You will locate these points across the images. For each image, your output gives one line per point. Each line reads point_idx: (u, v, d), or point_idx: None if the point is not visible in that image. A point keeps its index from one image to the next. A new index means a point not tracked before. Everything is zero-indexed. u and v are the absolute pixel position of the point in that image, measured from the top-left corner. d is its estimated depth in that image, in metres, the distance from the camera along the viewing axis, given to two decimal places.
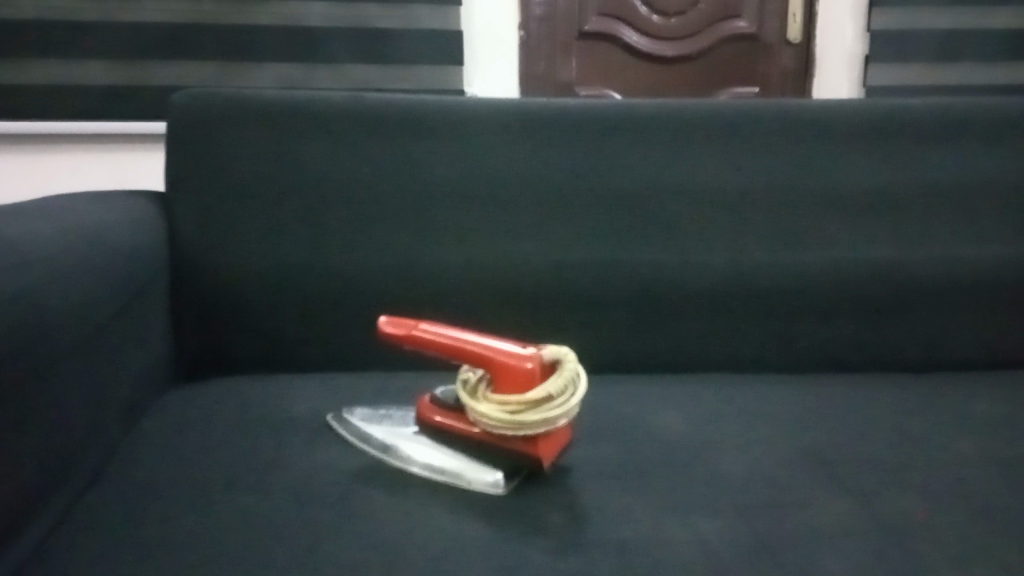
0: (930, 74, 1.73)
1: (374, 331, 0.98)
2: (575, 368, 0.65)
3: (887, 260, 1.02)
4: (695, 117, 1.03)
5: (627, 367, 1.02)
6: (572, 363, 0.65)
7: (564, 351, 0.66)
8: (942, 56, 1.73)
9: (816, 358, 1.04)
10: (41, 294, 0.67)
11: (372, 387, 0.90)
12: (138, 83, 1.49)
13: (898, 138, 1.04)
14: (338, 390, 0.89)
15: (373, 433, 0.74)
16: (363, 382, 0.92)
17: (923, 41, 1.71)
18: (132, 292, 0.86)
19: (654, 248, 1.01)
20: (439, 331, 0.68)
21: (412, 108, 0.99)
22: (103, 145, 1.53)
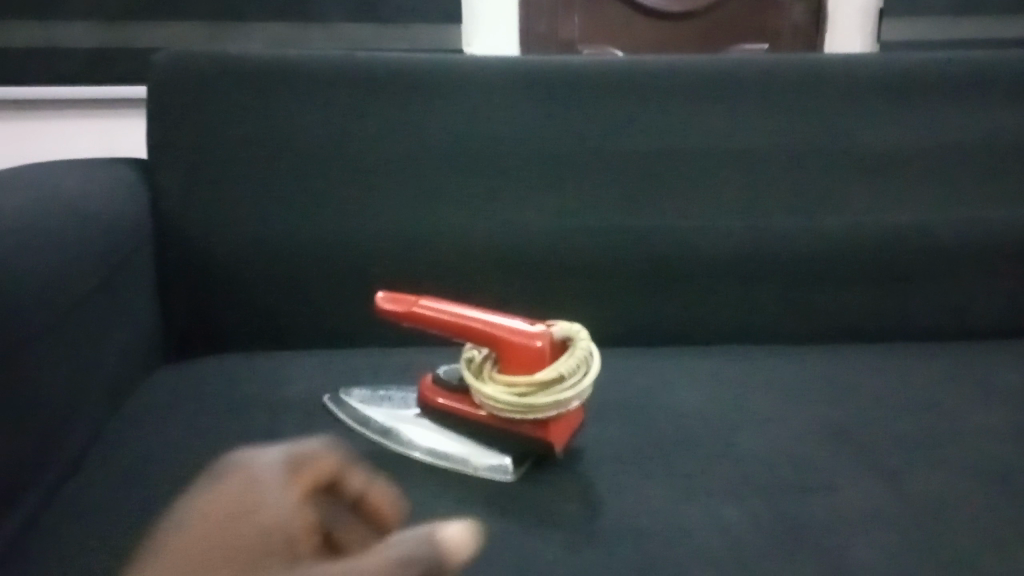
0: (944, 29, 1.66)
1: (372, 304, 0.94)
2: (588, 347, 0.60)
3: (910, 224, 0.97)
4: (707, 74, 0.97)
5: (637, 340, 0.98)
6: (585, 341, 0.61)
7: (576, 329, 0.62)
8: (957, 10, 1.65)
9: (835, 328, 0.99)
10: (14, 270, 0.63)
11: (372, 365, 0.86)
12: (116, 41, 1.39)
13: (921, 94, 0.98)
14: (336, 368, 0.85)
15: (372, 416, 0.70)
16: (361, 359, 0.88)
17: None
18: (115, 264, 0.81)
19: (666, 214, 0.96)
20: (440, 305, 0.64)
21: (407, 67, 0.94)
22: (92, 110, 1.45)
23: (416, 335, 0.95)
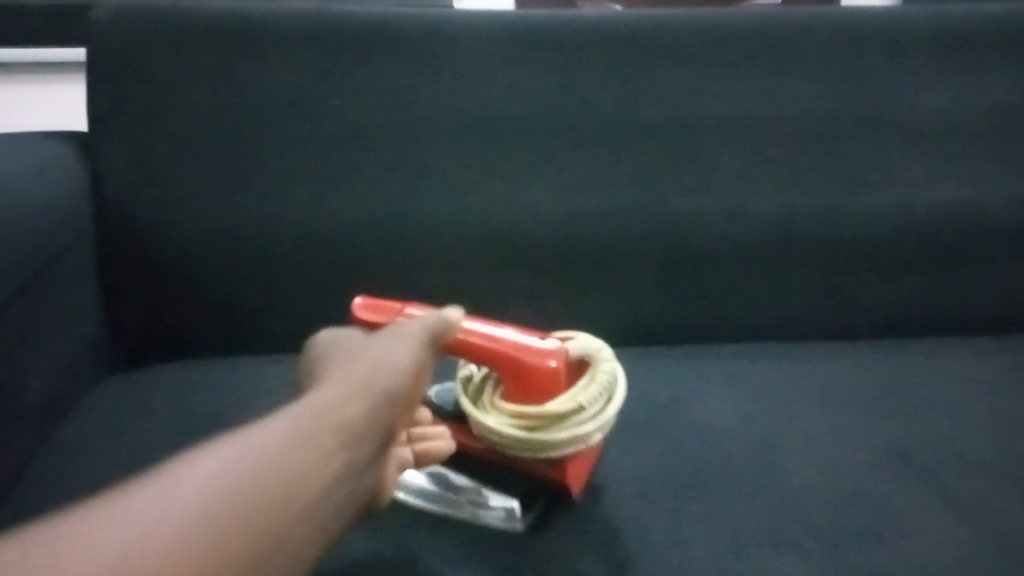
0: None
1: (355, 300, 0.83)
2: (613, 368, 0.51)
3: (959, 203, 0.87)
4: (733, 28, 0.85)
5: (655, 336, 0.88)
6: (608, 363, 0.51)
7: (597, 347, 0.52)
8: None
9: (877, 319, 0.89)
10: None
11: None
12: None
13: (975, 51, 0.86)
14: None
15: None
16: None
17: None
18: (48, 263, 0.70)
19: (686, 193, 0.84)
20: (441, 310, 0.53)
21: (389, 24, 0.81)
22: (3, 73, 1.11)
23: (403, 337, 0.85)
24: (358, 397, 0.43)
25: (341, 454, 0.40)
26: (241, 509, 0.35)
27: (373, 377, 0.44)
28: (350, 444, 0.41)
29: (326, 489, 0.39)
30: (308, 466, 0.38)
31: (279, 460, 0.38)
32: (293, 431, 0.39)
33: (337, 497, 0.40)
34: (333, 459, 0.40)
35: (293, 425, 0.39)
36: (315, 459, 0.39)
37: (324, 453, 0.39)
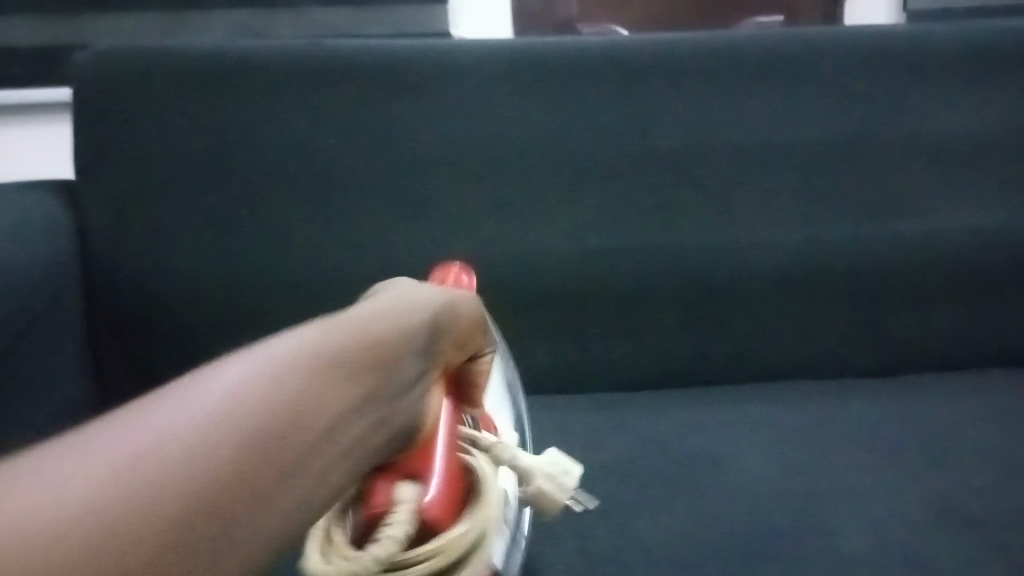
0: None
1: None
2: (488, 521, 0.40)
3: (991, 229, 0.83)
4: (751, 52, 0.81)
5: (676, 379, 0.84)
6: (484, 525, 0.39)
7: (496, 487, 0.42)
8: None
9: (910, 356, 0.84)
10: None
11: None
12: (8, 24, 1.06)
13: (1004, 69, 0.83)
14: None
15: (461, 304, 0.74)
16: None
17: None
18: (37, 318, 0.66)
19: (704, 227, 0.81)
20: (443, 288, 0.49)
21: (390, 57, 0.78)
22: None
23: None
24: (386, 323, 0.37)
25: (376, 376, 0.35)
26: (247, 423, 0.29)
27: (381, 323, 0.37)
28: (384, 367, 0.36)
29: (358, 414, 0.33)
30: (326, 387, 0.32)
31: (300, 373, 0.32)
32: (309, 346, 0.33)
33: (368, 425, 0.34)
34: (370, 384, 0.34)
35: (306, 339, 0.34)
36: (316, 397, 0.31)
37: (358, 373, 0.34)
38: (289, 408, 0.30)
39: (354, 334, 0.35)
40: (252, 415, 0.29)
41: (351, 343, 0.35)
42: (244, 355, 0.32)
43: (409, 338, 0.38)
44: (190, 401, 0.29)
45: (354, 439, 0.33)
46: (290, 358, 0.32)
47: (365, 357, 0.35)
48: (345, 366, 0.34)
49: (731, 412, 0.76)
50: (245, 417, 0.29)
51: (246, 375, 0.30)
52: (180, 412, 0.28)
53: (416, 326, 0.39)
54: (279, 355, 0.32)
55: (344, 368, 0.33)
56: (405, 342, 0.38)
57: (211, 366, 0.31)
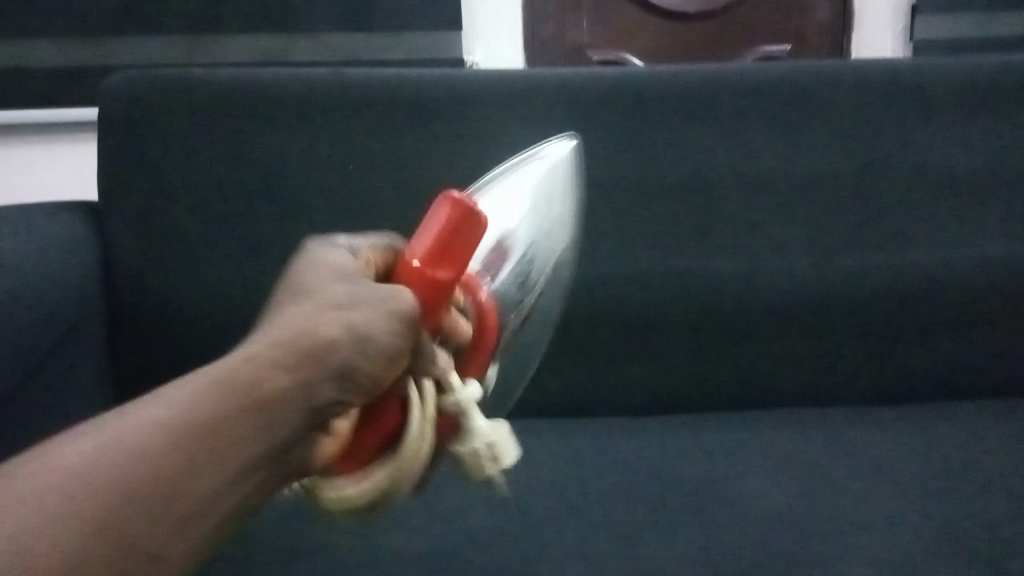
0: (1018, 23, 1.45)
1: None
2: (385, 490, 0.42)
3: (999, 259, 0.84)
4: (761, 85, 0.83)
5: (685, 404, 0.85)
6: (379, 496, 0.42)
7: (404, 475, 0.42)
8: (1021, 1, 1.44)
9: (916, 384, 0.85)
10: None
11: None
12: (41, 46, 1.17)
13: (1010, 104, 0.84)
14: None
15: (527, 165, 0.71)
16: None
17: None
18: (58, 346, 0.66)
19: (714, 254, 0.83)
20: (422, 231, 0.45)
21: (410, 85, 0.80)
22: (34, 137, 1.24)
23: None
24: (274, 358, 0.34)
25: (254, 436, 0.32)
26: (98, 485, 0.28)
27: (275, 363, 0.34)
28: (267, 422, 0.33)
29: (226, 482, 0.31)
30: (188, 450, 0.30)
31: (155, 442, 0.29)
32: (172, 408, 0.31)
33: (242, 488, 0.32)
34: (245, 447, 0.32)
35: (172, 391, 0.32)
36: (176, 477, 0.29)
37: (231, 437, 0.31)
38: (132, 470, 0.29)
39: (234, 379, 0.33)
40: (95, 498, 0.28)
41: (223, 391, 0.32)
42: (101, 423, 0.30)
43: (308, 375, 0.35)
44: (26, 485, 0.27)
45: (220, 509, 0.31)
46: (146, 426, 0.30)
47: (241, 406, 0.32)
48: (215, 425, 0.31)
49: (741, 437, 0.77)
50: (83, 499, 0.27)
51: (91, 452, 0.29)
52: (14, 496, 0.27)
53: (322, 356, 0.36)
54: (136, 424, 0.30)
55: (214, 424, 0.31)
56: (304, 377, 0.35)
57: (61, 438, 0.30)
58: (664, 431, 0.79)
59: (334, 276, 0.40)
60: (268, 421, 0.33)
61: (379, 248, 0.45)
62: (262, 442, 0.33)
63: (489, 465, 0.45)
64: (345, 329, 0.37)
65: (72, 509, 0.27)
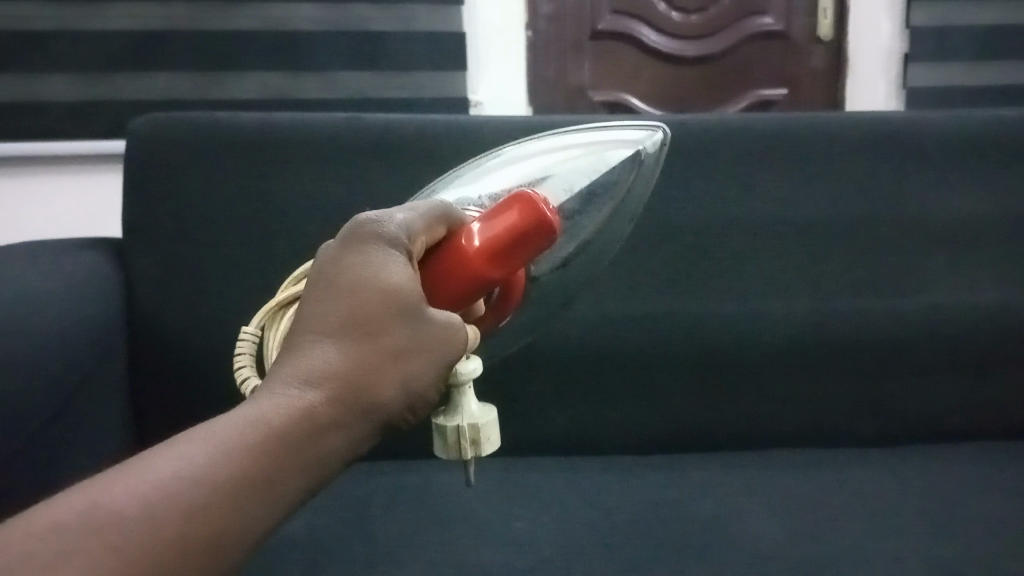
0: (1002, 71, 1.51)
1: None
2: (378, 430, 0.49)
3: (991, 305, 0.87)
4: (761, 137, 0.87)
5: (688, 444, 0.87)
6: None
7: None
8: (1003, 52, 1.50)
9: (912, 426, 0.88)
10: None
11: (388, 497, 0.75)
12: (62, 82, 1.25)
13: (1000, 156, 0.88)
14: (343, 503, 0.74)
15: (605, 138, 0.57)
16: (375, 490, 0.77)
17: (983, 21, 1.49)
18: (78, 391, 0.68)
19: (716, 299, 0.85)
20: (490, 220, 0.47)
21: (421, 130, 0.83)
22: (64, 169, 1.32)
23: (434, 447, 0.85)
24: (318, 414, 0.38)
25: (293, 488, 0.37)
26: (167, 536, 0.33)
27: (319, 422, 0.38)
28: (307, 476, 0.38)
29: (267, 524, 0.37)
30: (227, 499, 0.35)
31: (203, 488, 0.34)
32: (219, 461, 0.35)
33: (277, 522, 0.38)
34: (283, 498, 0.37)
35: (230, 442, 0.36)
36: (228, 529, 0.35)
37: (276, 492, 0.37)
38: (195, 526, 0.34)
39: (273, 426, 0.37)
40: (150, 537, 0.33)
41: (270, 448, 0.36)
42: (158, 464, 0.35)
43: (337, 418, 0.39)
44: (94, 524, 0.32)
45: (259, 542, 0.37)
46: (196, 473, 0.35)
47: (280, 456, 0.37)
48: (256, 475, 0.36)
49: (742, 477, 0.79)
50: (142, 541, 0.32)
51: (149, 495, 0.33)
52: (84, 533, 0.32)
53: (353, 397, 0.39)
54: (187, 470, 0.35)
55: (253, 472, 0.36)
56: (336, 423, 0.39)
57: (124, 473, 0.34)
58: (667, 471, 0.81)
59: (389, 296, 0.41)
60: (307, 474, 0.38)
61: (440, 224, 0.47)
62: (298, 491, 0.38)
63: (466, 448, 0.48)
64: (376, 368, 0.40)
65: (131, 550, 0.32)
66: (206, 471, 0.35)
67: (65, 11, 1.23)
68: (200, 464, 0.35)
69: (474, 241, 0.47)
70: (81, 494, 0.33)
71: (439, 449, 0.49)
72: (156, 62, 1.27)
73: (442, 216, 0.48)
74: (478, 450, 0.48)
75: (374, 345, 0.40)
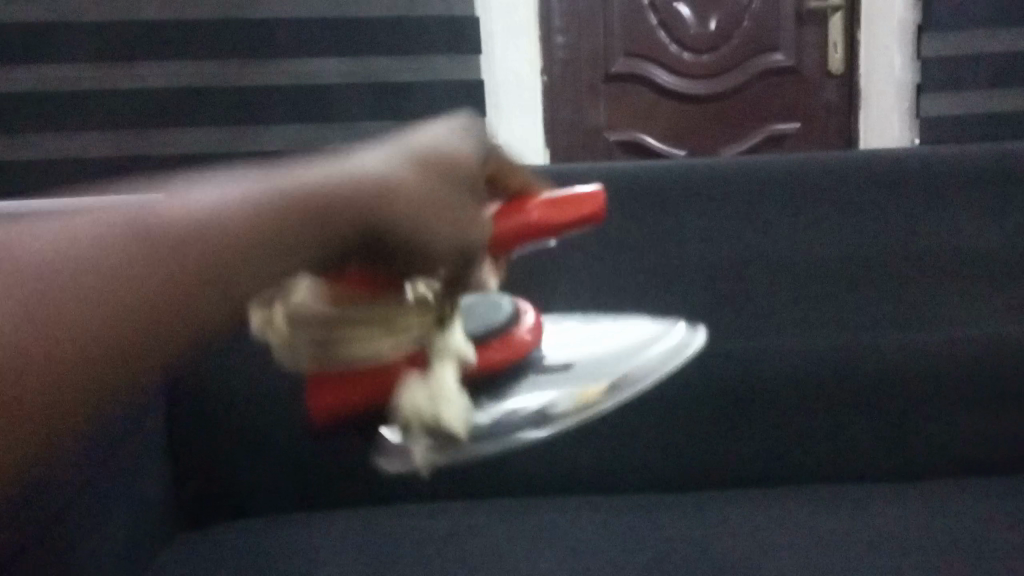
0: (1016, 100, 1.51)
1: None
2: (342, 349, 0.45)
3: (1017, 338, 0.86)
4: (770, 177, 0.90)
5: (711, 482, 0.88)
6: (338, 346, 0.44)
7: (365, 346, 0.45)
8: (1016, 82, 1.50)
9: (937, 461, 0.87)
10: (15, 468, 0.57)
11: (411, 540, 0.79)
12: (105, 138, 1.33)
13: (1008, 190, 0.89)
14: (367, 550, 0.77)
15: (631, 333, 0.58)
16: (396, 536, 0.79)
17: (994, 53, 1.49)
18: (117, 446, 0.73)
19: (736, 338, 0.86)
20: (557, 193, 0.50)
21: None
22: None
23: (458, 489, 0.87)
24: (330, 204, 0.31)
25: (273, 279, 0.30)
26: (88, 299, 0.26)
27: (331, 211, 0.31)
28: (291, 268, 0.31)
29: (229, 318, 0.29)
30: (180, 269, 0.27)
31: (159, 254, 0.27)
32: (191, 220, 0.28)
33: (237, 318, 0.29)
34: (254, 287, 0.29)
35: (214, 200, 0.29)
36: (172, 305, 0.27)
37: (253, 280, 0.29)
38: (129, 290, 0.26)
39: (216, 244, 0.28)
40: (12, 359, 0.24)
41: (252, 219, 0.29)
42: (61, 241, 0.26)
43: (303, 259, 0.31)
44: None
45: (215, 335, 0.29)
46: (165, 232, 0.27)
47: (262, 235, 0.29)
48: (225, 246, 0.28)
49: (760, 513, 0.80)
50: (60, 304, 0.25)
51: (84, 249, 0.26)
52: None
53: (329, 240, 0.31)
54: (150, 227, 0.27)
55: (228, 245, 0.28)
56: (348, 229, 0.32)
57: (10, 235, 0.26)
58: (686, 509, 0.82)
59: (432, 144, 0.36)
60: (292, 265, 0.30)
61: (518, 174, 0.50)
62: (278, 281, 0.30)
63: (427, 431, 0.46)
64: (373, 216, 0.33)
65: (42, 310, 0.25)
66: (119, 285, 0.26)
67: (107, 73, 1.31)
68: (115, 264, 0.27)
69: (547, 195, 0.49)
70: (7, 230, 0.26)
71: (416, 449, 0.47)
72: (191, 118, 1.34)
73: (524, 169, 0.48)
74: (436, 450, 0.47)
75: (371, 188, 0.33)
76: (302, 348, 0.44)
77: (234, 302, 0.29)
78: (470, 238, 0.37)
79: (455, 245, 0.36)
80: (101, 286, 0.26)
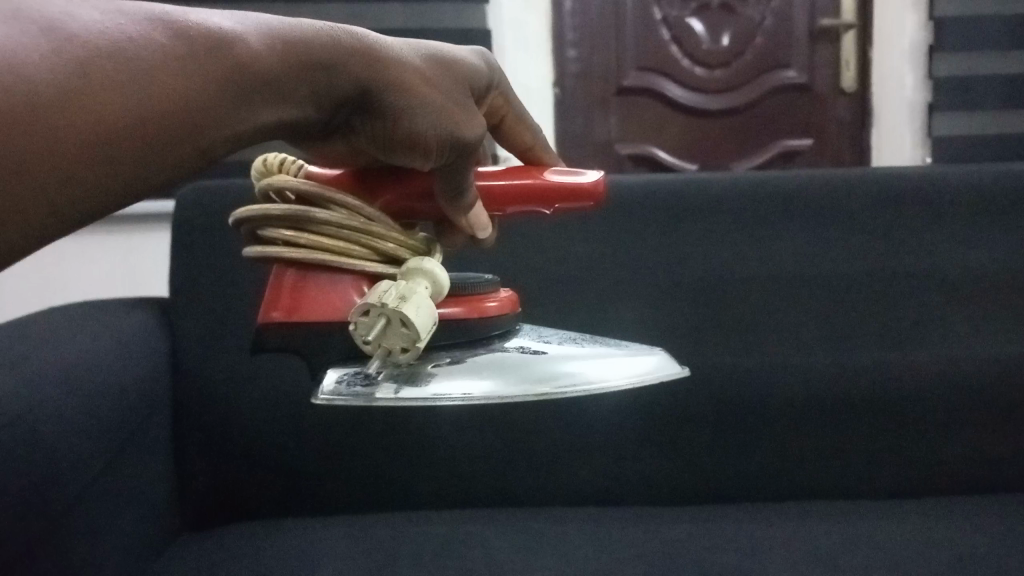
0: None
1: (413, 462, 0.86)
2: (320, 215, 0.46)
3: (1017, 360, 0.87)
4: (777, 192, 0.90)
5: (713, 496, 0.87)
6: (317, 213, 0.46)
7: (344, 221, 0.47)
8: None
9: (941, 479, 0.87)
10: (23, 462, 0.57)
11: (413, 540, 0.78)
12: None
13: (1015, 209, 0.89)
14: (370, 548, 0.77)
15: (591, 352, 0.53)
16: (398, 536, 0.79)
17: (1007, 70, 1.49)
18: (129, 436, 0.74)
19: (737, 352, 0.87)
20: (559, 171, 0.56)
21: None
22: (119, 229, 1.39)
23: (459, 498, 0.87)
24: (356, 73, 0.41)
25: (299, 103, 0.40)
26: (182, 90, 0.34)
27: (361, 68, 0.41)
28: (315, 101, 0.41)
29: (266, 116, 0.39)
30: (241, 84, 0.36)
31: (233, 70, 0.36)
32: (257, 44, 0.37)
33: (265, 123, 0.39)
34: (283, 106, 0.39)
35: (271, 35, 0.38)
36: (233, 107, 0.36)
37: (284, 99, 0.39)
38: (212, 87, 0.35)
39: (243, 64, 0.36)
40: (82, 113, 0.30)
41: (292, 56, 0.39)
42: (113, 23, 0.32)
43: (296, 91, 0.39)
44: (123, 61, 0.31)
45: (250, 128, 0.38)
46: (244, 53, 0.36)
47: (295, 67, 0.39)
48: (273, 76, 0.38)
49: (764, 526, 0.80)
50: (166, 91, 0.33)
51: (181, 50, 0.34)
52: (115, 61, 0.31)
53: (324, 83, 0.40)
54: (231, 42, 0.36)
55: (275, 72, 0.38)
56: (362, 89, 0.42)
57: (126, 27, 0.32)
58: (690, 521, 0.82)
59: (439, 51, 0.46)
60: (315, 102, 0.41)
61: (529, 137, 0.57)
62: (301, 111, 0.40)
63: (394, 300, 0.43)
64: (370, 80, 0.42)
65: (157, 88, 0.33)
66: (166, 71, 0.33)
67: None
68: (163, 52, 0.33)
69: (551, 174, 0.55)
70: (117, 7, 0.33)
71: (377, 327, 0.43)
72: None
73: (543, 145, 0.59)
74: (403, 317, 0.43)
75: (373, 57, 0.42)
76: (282, 210, 0.46)
77: (239, 131, 0.37)
78: (463, 134, 0.45)
79: (445, 135, 0.44)
80: (144, 76, 0.32)
